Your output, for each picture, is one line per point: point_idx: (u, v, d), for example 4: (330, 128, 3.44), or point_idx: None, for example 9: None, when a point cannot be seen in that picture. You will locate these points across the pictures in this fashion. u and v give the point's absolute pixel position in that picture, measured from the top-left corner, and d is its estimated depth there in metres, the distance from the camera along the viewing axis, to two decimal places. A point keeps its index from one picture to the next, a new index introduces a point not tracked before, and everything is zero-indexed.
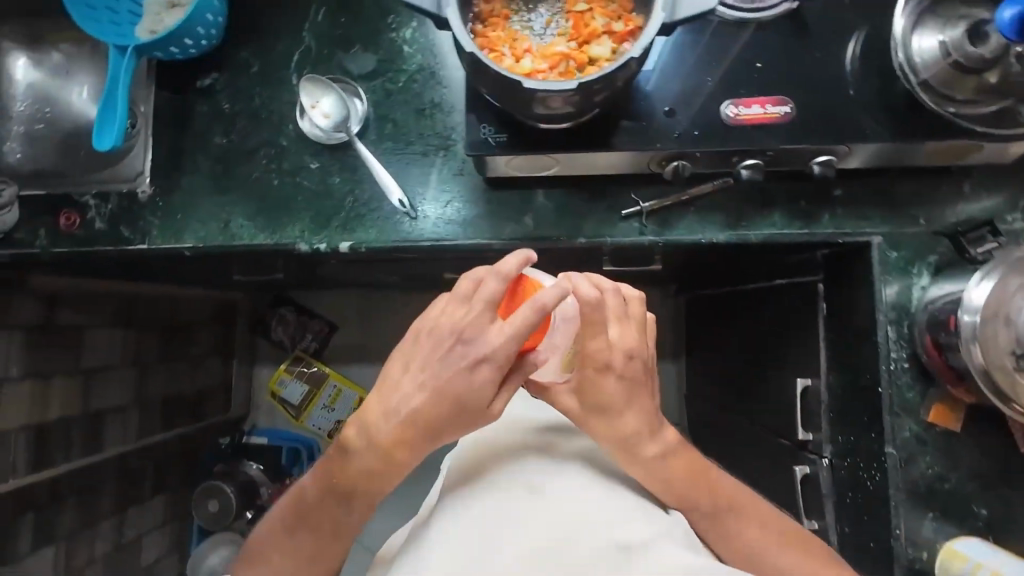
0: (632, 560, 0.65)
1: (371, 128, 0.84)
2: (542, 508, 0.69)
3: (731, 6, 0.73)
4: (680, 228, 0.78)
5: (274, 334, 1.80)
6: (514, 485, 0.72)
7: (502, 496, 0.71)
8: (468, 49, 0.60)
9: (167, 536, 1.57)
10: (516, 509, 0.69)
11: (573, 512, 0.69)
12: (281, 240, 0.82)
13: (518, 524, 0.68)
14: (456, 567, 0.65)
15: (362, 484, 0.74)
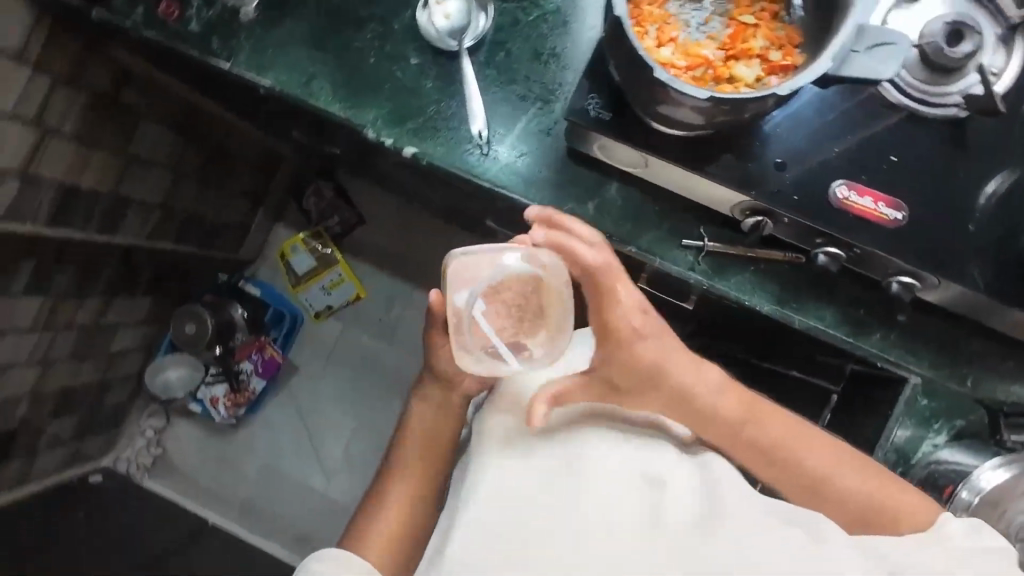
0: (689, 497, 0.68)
1: (483, 48, 0.80)
2: (566, 486, 0.68)
3: (897, 87, 0.67)
4: (731, 281, 0.74)
5: (305, 202, 1.81)
6: (536, 459, 0.70)
7: (528, 469, 0.69)
8: (615, 12, 0.55)
9: (139, 335, 1.66)
10: (550, 478, 0.69)
11: (599, 482, 0.68)
12: (352, 118, 0.80)
13: (548, 502, 0.67)
14: (507, 531, 0.66)
15: (432, 441, 0.89)
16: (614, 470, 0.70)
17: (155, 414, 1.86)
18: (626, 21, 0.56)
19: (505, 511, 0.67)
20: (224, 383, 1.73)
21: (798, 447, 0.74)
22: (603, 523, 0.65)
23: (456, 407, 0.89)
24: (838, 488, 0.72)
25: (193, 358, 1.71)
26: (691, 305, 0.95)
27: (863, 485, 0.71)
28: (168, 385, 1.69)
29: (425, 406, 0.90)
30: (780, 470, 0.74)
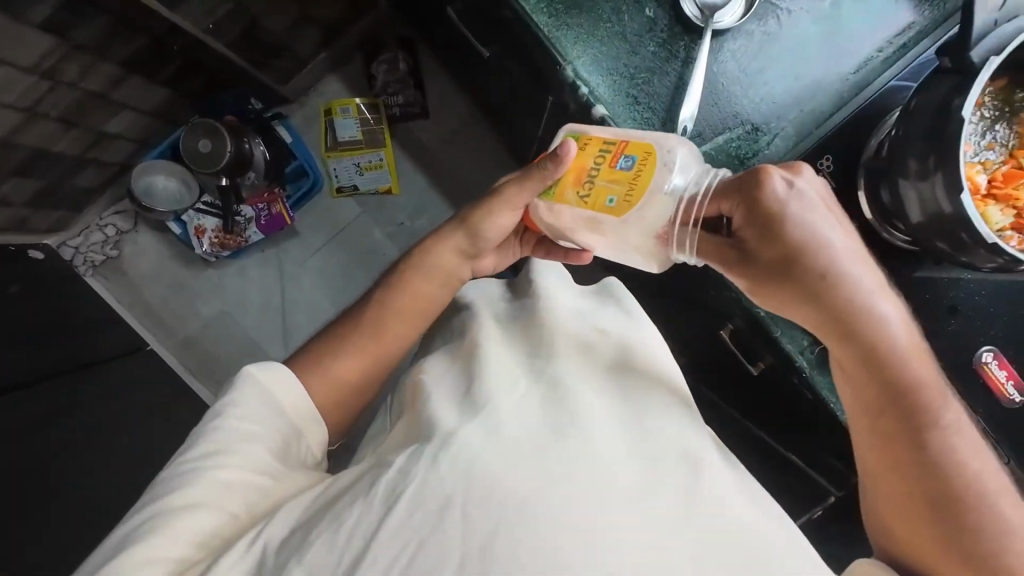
0: (700, 471, 0.60)
1: (723, 37, 0.70)
2: (605, 410, 0.63)
3: None
4: (829, 379, 0.77)
5: (376, 66, 1.60)
6: (575, 372, 0.66)
7: (574, 388, 0.64)
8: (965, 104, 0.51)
9: (140, 125, 1.43)
10: (594, 399, 0.64)
11: (636, 421, 0.63)
12: (554, 41, 0.68)
13: (586, 416, 0.61)
14: (528, 432, 0.59)
15: (422, 301, 0.84)
16: (651, 416, 0.64)
17: (121, 214, 1.64)
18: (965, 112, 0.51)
19: (540, 412, 0.61)
20: (217, 217, 1.58)
21: (934, 438, 0.61)
22: (634, 456, 0.59)
23: (462, 276, 0.86)
24: (949, 507, 0.60)
25: (188, 173, 1.54)
26: (752, 369, 0.93)
27: (969, 523, 0.59)
28: (152, 191, 1.51)
29: (429, 276, 0.84)
30: (905, 456, 0.62)
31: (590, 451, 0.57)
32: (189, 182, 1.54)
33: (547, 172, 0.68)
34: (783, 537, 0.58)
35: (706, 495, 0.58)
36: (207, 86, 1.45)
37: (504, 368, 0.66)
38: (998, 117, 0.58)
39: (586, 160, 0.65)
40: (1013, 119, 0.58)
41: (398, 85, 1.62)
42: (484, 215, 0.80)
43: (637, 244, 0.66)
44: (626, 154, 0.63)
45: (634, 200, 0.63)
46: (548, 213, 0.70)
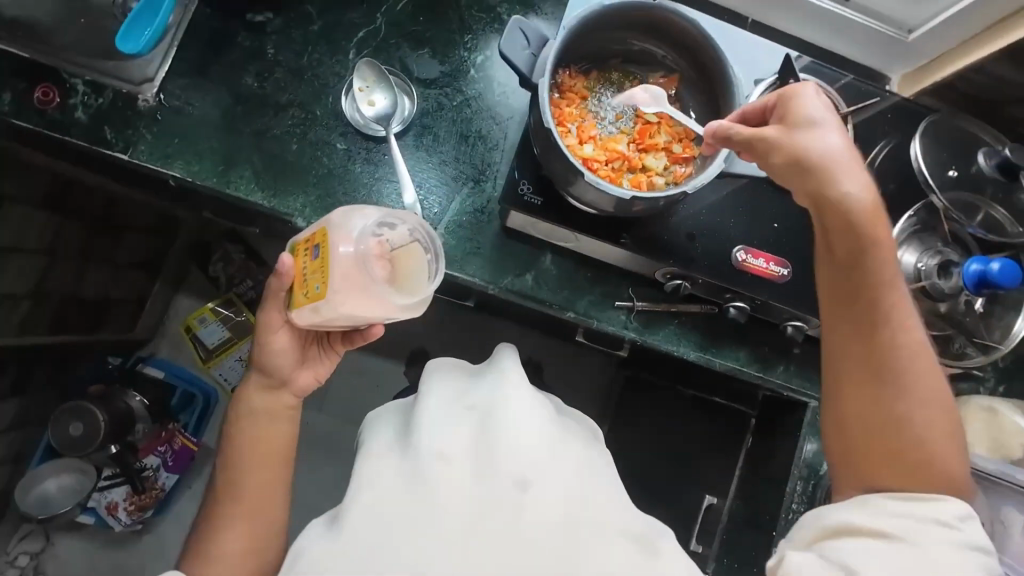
0: (532, 499, 0.53)
1: (410, 132, 0.81)
2: (459, 464, 0.55)
3: None
4: (661, 333, 0.82)
5: (211, 268, 1.65)
6: (430, 424, 0.58)
7: (421, 450, 0.55)
8: (549, 122, 0.59)
9: (4, 444, 1.38)
10: (454, 458, 0.55)
11: (489, 458, 0.55)
12: (278, 207, 0.77)
13: (444, 480, 0.53)
14: (380, 521, 0.52)
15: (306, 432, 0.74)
16: (504, 447, 0.55)
17: (28, 536, 1.53)
18: (553, 126, 0.60)
19: (397, 489, 0.54)
20: (125, 485, 1.50)
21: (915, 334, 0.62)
22: (480, 506, 0.52)
23: (286, 408, 0.72)
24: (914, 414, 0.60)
25: (82, 460, 1.46)
26: (622, 352, 0.99)
27: (924, 429, 0.60)
28: (48, 500, 1.42)
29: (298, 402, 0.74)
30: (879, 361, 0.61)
31: (430, 523, 0.51)
32: (82, 472, 1.45)
33: (280, 290, 0.67)
34: (612, 524, 0.55)
35: (541, 521, 0.52)
36: (56, 372, 1.43)
37: (363, 454, 0.60)
38: (603, 95, 0.69)
39: (295, 266, 0.64)
40: (621, 91, 0.69)
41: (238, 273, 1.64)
42: (259, 346, 0.70)
43: (369, 312, 0.61)
44: (315, 244, 0.62)
45: (331, 278, 0.60)
46: (300, 323, 0.66)
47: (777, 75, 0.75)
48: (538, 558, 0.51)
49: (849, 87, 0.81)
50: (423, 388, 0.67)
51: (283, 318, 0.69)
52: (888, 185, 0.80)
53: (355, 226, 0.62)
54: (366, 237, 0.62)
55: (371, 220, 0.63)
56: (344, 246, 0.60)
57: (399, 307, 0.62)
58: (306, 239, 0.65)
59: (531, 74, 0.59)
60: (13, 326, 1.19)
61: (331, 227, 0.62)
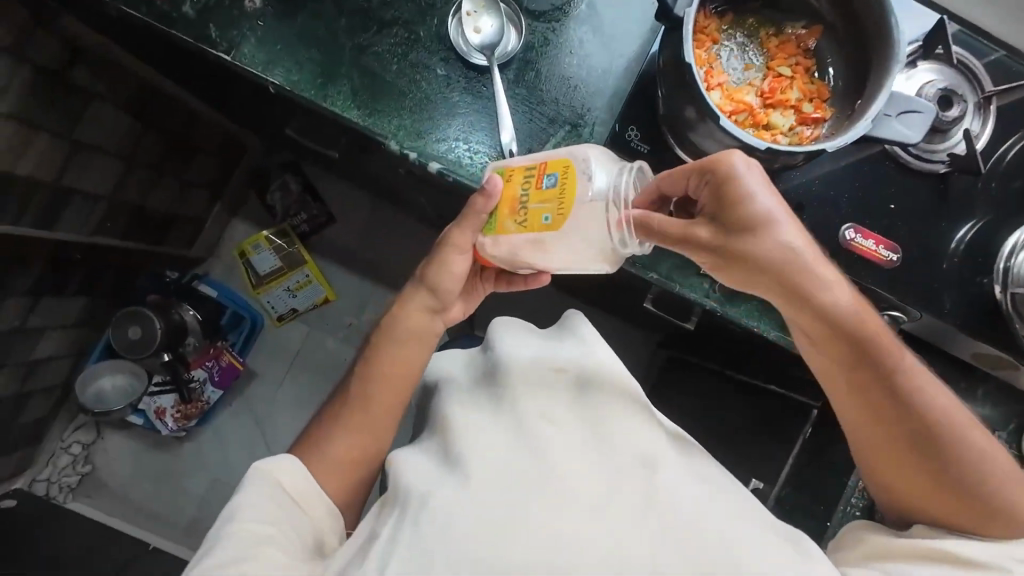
0: (657, 473, 0.51)
1: (512, 65, 0.78)
2: (569, 431, 0.53)
3: (919, 159, 0.71)
4: (742, 308, 0.79)
5: (269, 197, 1.66)
6: (530, 388, 0.57)
7: (529, 412, 0.54)
8: (686, 57, 0.55)
9: (69, 339, 1.45)
10: (567, 426, 0.54)
11: (600, 432, 0.54)
12: (372, 127, 0.75)
13: (563, 447, 0.52)
14: (503, 485, 0.49)
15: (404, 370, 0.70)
16: (614, 424, 0.55)
17: (82, 427, 1.63)
18: (691, 63, 0.56)
19: (511, 452, 0.51)
20: (173, 393, 1.57)
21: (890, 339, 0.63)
22: (605, 477, 0.50)
23: (431, 335, 0.72)
24: (960, 449, 0.61)
25: (134, 363, 1.52)
26: (687, 324, 0.99)
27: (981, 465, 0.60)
28: (102, 396, 1.49)
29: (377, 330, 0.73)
30: (879, 392, 0.63)
31: (553, 485, 0.49)
32: (136, 373, 1.53)
33: (478, 213, 0.63)
34: (755, 517, 0.51)
35: (676, 502, 0.49)
36: (119, 277, 1.48)
37: (457, 409, 0.58)
38: (737, 41, 0.64)
39: (509, 188, 0.61)
40: (753, 38, 0.64)
41: (294, 205, 1.66)
42: (433, 265, 0.69)
43: (588, 253, 0.59)
44: (548, 172, 0.58)
45: (567, 214, 0.56)
46: (489, 250, 0.64)
47: (921, 42, 0.70)
48: (681, 532, 0.47)
49: (997, 66, 0.73)
50: (503, 347, 0.64)
51: (471, 242, 0.67)
52: (1017, 180, 0.73)
53: (597, 163, 0.58)
54: (604, 175, 0.58)
55: (607, 161, 0.59)
56: (590, 185, 0.57)
57: (609, 261, 0.60)
58: (525, 166, 0.61)
59: (674, 2, 0.55)
60: (90, 226, 1.23)
61: (577, 160, 0.57)
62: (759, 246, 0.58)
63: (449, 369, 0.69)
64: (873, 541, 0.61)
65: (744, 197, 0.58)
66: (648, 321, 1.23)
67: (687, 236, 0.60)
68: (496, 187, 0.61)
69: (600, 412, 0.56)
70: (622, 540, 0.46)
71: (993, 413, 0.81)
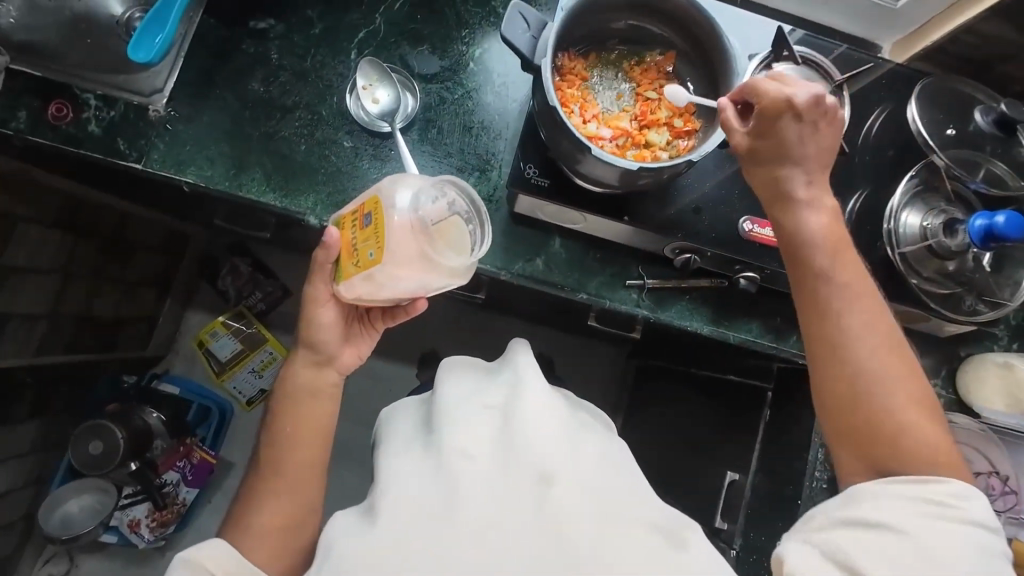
0: (555, 488, 0.52)
1: (414, 126, 0.83)
2: (479, 456, 0.54)
3: None
4: (672, 311, 0.83)
5: (221, 282, 1.66)
6: (449, 417, 0.58)
7: (442, 439, 0.55)
8: (551, 100, 0.61)
9: (26, 467, 1.39)
10: (476, 447, 0.55)
11: (512, 443, 0.54)
12: (290, 206, 0.78)
13: (467, 470, 0.53)
14: (405, 514, 0.51)
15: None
16: (525, 436, 0.55)
17: (52, 558, 1.53)
18: (558, 105, 0.62)
19: (418, 480, 0.53)
20: (145, 502, 1.49)
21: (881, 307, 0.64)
22: (508, 489, 0.52)
23: (330, 387, 0.74)
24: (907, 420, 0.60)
25: (101, 479, 1.46)
26: (635, 334, 1.02)
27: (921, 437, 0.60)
28: (70, 520, 1.41)
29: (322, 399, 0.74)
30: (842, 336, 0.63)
31: (453, 511, 0.50)
32: (104, 490, 1.45)
33: (327, 262, 0.67)
34: (649, 522, 0.53)
35: (576, 516, 0.51)
36: (72, 392, 1.44)
37: (388, 447, 0.60)
38: (604, 75, 0.70)
39: (343, 236, 0.64)
40: (619, 71, 0.71)
41: (247, 286, 1.66)
42: (305, 322, 0.72)
43: (421, 273, 0.60)
44: (365, 212, 0.62)
45: (383, 244, 0.59)
46: (346, 296, 0.66)
47: (770, 49, 0.77)
48: (568, 546, 0.49)
49: (844, 57, 0.82)
50: (438, 387, 0.65)
51: (329, 291, 0.70)
52: (886, 151, 0.81)
53: (404, 189, 0.61)
54: (412, 200, 0.61)
55: (418, 187, 0.62)
56: (394, 211, 0.60)
57: (453, 272, 0.61)
58: (352, 211, 0.65)
59: (532, 55, 0.61)
60: (32, 347, 1.21)
61: (382, 194, 0.61)
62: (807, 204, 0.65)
63: (394, 411, 0.71)
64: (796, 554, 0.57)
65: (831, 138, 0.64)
66: (605, 335, 1.27)
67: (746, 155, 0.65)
68: (332, 239, 0.65)
69: (514, 429, 0.56)
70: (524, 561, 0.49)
71: (925, 364, 0.86)
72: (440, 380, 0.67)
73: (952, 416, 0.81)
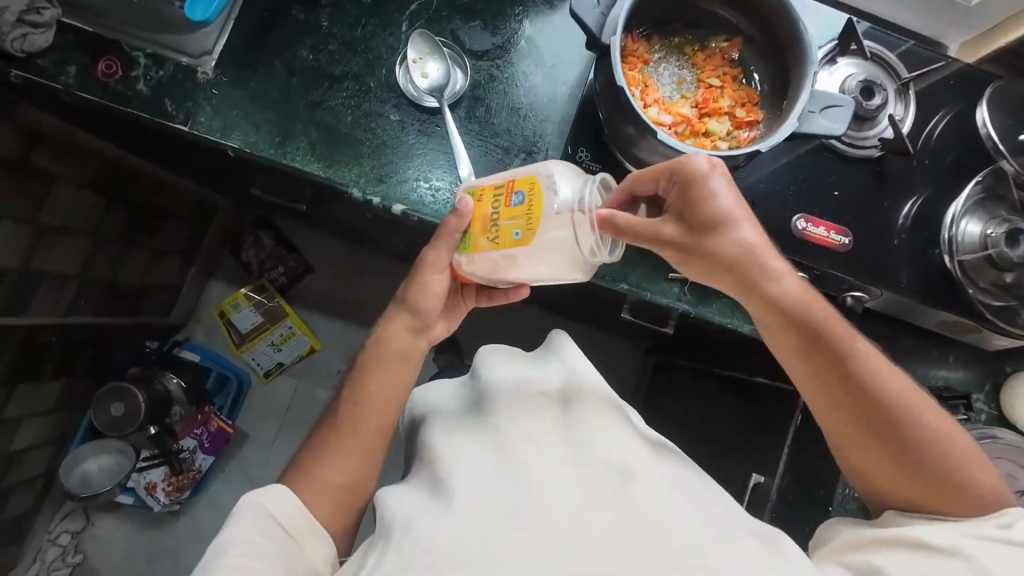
0: (634, 481, 0.51)
1: (462, 103, 0.81)
2: (550, 446, 0.54)
3: (853, 146, 0.76)
4: (714, 307, 0.81)
5: (245, 254, 1.66)
6: (512, 406, 0.57)
7: (510, 428, 0.55)
8: (617, 81, 0.59)
9: (50, 424, 1.41)
10: (546, 436, 0.54)
11: (580, 435, 0.55)
12: (334, 178, 0.77)
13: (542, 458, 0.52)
14: (484, 503, 0.49)
15: (389, 391, 0.71)
16: (593, 429, 0.55)
17: (70, 515, 1.56)
18: (624, 85, 0.60)
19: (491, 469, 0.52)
20: (163, 466, 1.51)
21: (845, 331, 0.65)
22: (585, 480, 0.51)
23: (418, 354, 0.73)
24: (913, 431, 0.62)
25: (120, 441, 1.47)
26: (667, 329, 1.00)
27: (930, 442, 0.62)
28: (89, 479, 1.43)
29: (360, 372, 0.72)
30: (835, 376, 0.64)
31: (533, 499, 0.49)
32: (123, 452, 1.47)
33: (451, 231, 0.65)
34: (729, 523, 0.51)
35: (652, 509, 0.49)
36: (96, 354, 1.46)
37: (443, 433, 0.59)
38: (666, 59, 0.68)
39: (479, 206, 0.62)
40: (682, 55, 0.68)
41: (270, 259, 1.66)
42: (413, 286, 0.70)
43: (558, 264, 0.61)
44: (515, 190, 0.60)
45: (536, 228, 0.58)
46: (466, 268, 0.66)
47: (837, 41, 0.76)
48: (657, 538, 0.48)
49: (911, 54, 0.79)
50: (486, 374, 0.64)
51: (449, 261, 0.68)
52: (947, 155, 0.78)
53: (563, 176, 0.60)
54: (570, 188, 0.60)
55: (573, 175, 0.61)
56: (557, 198, 0.59)
57: (582, 269, 0.62)
58: (494, 185, 0.62)
59: (599, 33, 0.59)
60: (63, 306, 1.22)
61: (542, 177, 0.59)
62: (720, 244, 0.62)
63: (437, 395, 0.71)
64: (846, 536, 0.63)
65: (708, 197, 0.61)
66: (630, 329, 1.25)
67: (656, 236, 0.63)
68: (468, 208, 0.63)
69: (580, 421, 0.56)
70: (599, 552, 0.47)
71: (968, 376, 0.84)
72: (483, 365, 0.67)
73: (997, 432, 0.79)
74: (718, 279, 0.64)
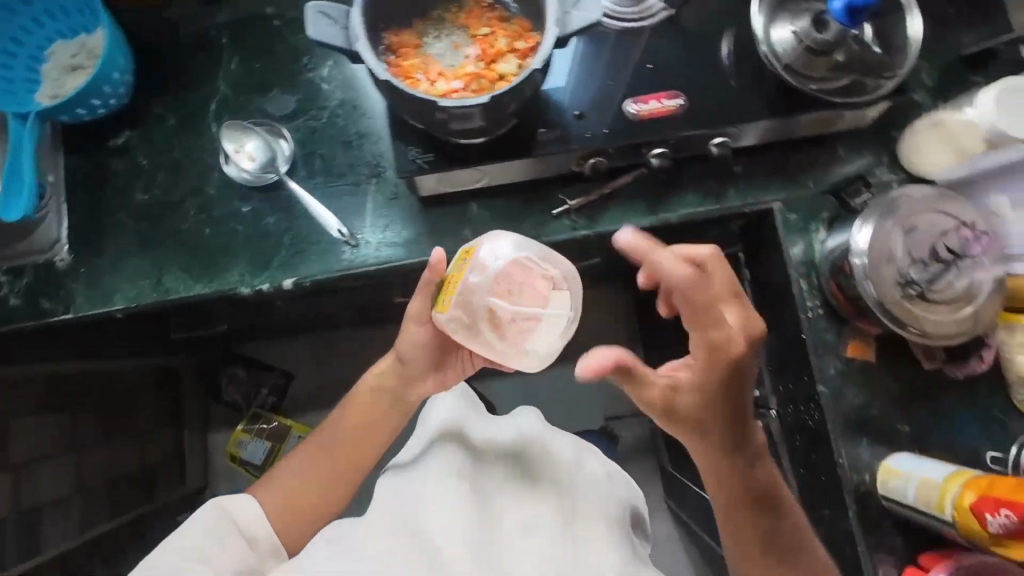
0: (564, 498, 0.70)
1: (299, 165, 0.84)
2: (497, 478, 0.71)
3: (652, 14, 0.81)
4: (607, 220, 0.83)
5: (227, 395, 1.69)
6: (465, 446, 0.75)
7: (458, 457, 0.73)
8: (385, 78, 0.61)
9: None
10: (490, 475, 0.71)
11: (520, 472, 0.73)
12: (220, 287, 0.80)
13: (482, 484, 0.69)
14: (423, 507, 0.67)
15: (368, 441, 0.84)
16: (532, 457, 0.75)
17: None
18: (392, 77, 0.62)
19: (437, 482, 0.70)
20: None
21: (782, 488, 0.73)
22: (515, 496, 0.69)
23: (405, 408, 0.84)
24: (768, 537, 0.71)
25: None
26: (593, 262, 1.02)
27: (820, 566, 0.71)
28: None
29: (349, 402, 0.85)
30: (741, 510, 0.71)
31: (460, 507, 0.66)
32: None
33: (432, 280, 0.75)
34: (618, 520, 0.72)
35: (571, 519, 0.68)
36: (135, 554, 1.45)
37: (397, 477, 0.73)
38: (435, 34, 0.71)
39: (451, 266, 0.72)
40: (447, 24, 0.71)
41: (251, 387, 1.69)
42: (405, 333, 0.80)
43: (499, 347, 0.71)
44: (462, 257, 0.72)
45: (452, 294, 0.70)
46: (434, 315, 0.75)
47: None
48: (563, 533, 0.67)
49: None
50: (443, 418, 0.82)
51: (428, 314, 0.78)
52: None
53: (505, 243, 0.70)
54: (499, 265, 0.70)
55: (519, 249, 0.71)
56: (483, 266, 0.69)
57: (527, 360, 0.70)
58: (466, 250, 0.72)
59: (349, 45, 0.61)
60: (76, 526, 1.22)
61: (478, 246, 0.70)
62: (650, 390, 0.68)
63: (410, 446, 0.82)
64: None
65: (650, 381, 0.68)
66: None
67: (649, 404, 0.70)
68: (438, 259, 0.73)
69: (524, 453, 0.75)
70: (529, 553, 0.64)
71: (858, 159, 0.87)
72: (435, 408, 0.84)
73: (905, 189, 0.75)
74: (691, 424, 0.69)
